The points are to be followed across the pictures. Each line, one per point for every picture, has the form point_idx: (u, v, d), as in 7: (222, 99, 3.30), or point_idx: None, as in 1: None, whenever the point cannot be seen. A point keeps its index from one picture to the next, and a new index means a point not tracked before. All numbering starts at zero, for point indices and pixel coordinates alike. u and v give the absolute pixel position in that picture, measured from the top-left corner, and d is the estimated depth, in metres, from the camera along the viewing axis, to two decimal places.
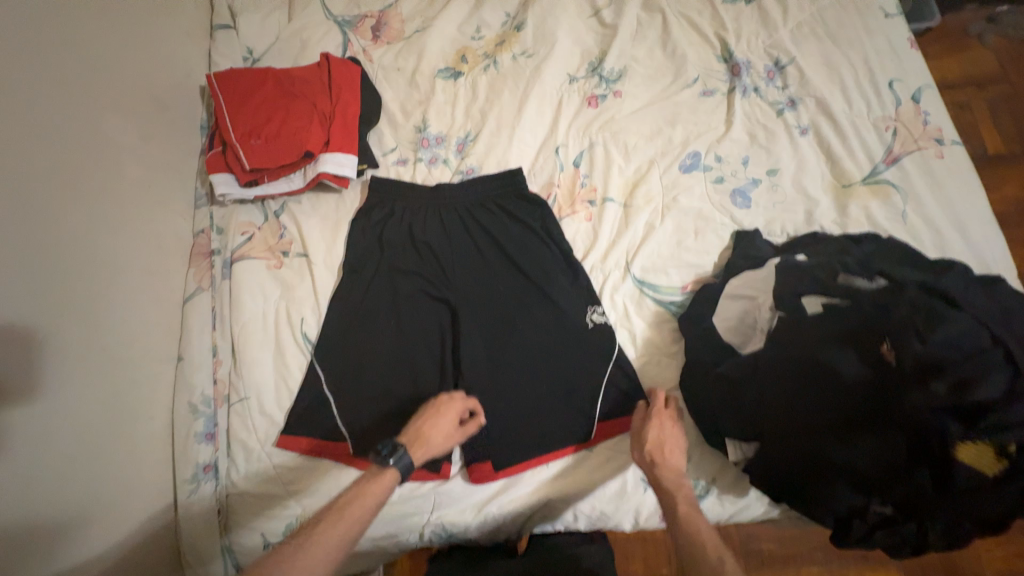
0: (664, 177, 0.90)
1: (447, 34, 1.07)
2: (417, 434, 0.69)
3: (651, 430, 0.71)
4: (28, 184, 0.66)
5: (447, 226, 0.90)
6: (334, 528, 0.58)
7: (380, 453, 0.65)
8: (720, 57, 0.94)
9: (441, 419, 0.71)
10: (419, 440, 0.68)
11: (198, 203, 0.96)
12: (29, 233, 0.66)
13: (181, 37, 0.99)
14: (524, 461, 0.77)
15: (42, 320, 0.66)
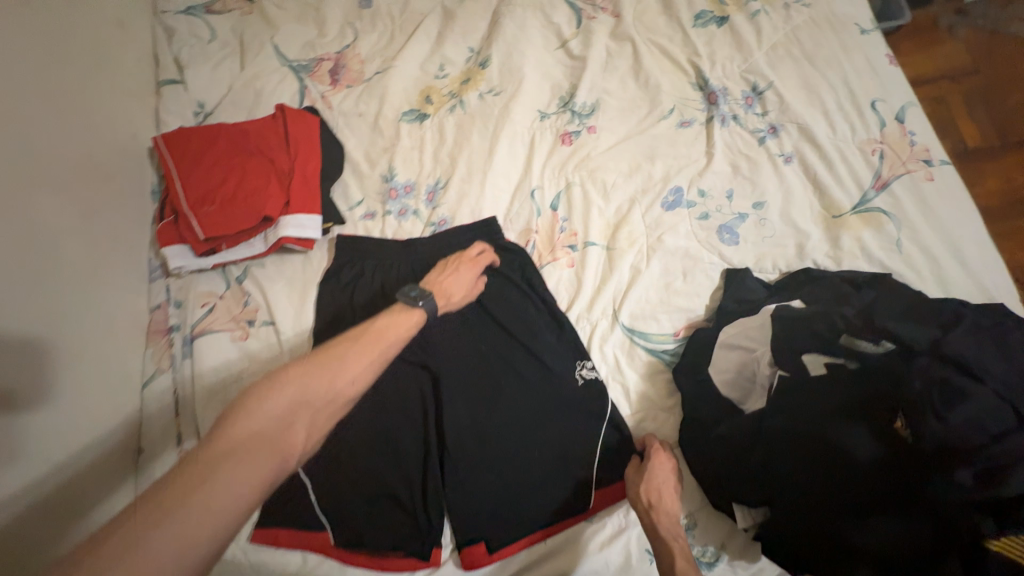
0: (646, 216, 0.85)
1: (409, 74, 1.02)
2: (440, 283, 0.75)
3: (646, 482, 0.67)
4: None
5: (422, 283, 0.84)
6: (374, 344, 0.61)
7: (410, 295, 0.70)
8: (695, 85, 0.90)
9: (460, 270, 0.77)
10: (442, 288, 0.74)
11: (153, 275, 0.90)
12: None
13: (123, 97, 0.93)
14: (519, 539, 0.72)
15: None
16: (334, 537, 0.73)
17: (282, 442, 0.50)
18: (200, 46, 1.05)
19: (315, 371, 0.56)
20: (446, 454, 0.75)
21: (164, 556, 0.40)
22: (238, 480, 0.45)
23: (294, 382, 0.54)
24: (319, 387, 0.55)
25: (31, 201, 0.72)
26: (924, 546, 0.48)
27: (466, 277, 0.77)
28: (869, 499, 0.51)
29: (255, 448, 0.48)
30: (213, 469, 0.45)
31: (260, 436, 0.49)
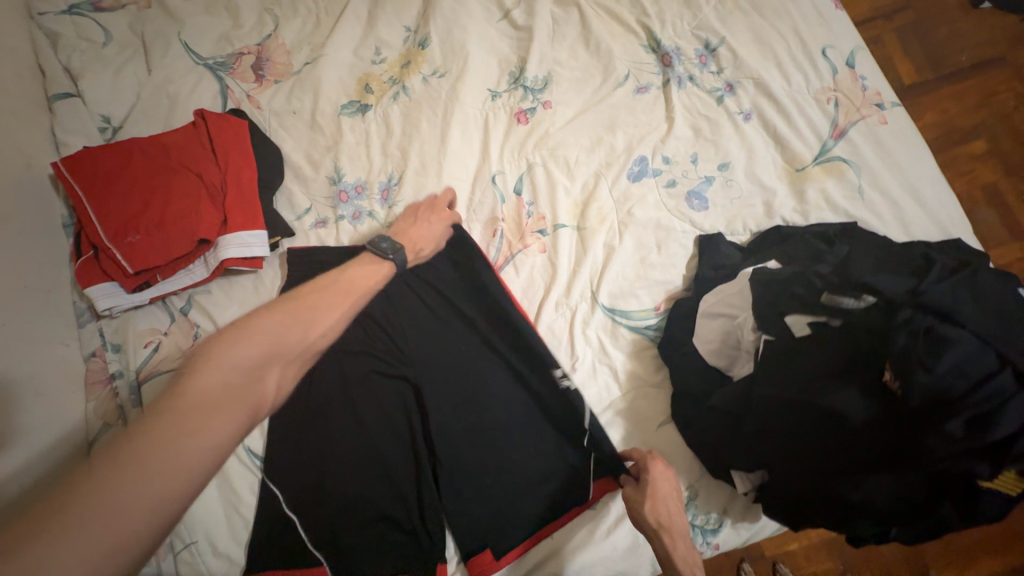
0: (614, 190, 0.83)
1: (342, 63, 0.93)
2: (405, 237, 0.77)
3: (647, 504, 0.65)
4: None
5: (389, 289, 0.79)
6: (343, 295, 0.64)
7: (382, 247, 0.72)
8: (648, 47, 0.86)
9: (425, 227, 0.78)
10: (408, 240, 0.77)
11: (82, 320, 0.80)
12: None
13: (9, 119, 0.80)
14: (528, 539, 0.71)
15: None
16: (332, 570, 0.69)
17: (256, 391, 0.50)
18: (94, 50, 0.92)
19: (284, 322, 0.56)
20: (439, 466, 0.72)
21: (158, 496, 0.41)
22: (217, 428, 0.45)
23: (263, 331, 0.53)
24: (289, 339, 0.55)
25: None
26: (916, 491, 0.51)
27: (436, 227, 0.78)
28: (867, 454, 0.52)
29: (231, 397, 0.48)
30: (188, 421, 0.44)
31: (234, 387, 0.48)
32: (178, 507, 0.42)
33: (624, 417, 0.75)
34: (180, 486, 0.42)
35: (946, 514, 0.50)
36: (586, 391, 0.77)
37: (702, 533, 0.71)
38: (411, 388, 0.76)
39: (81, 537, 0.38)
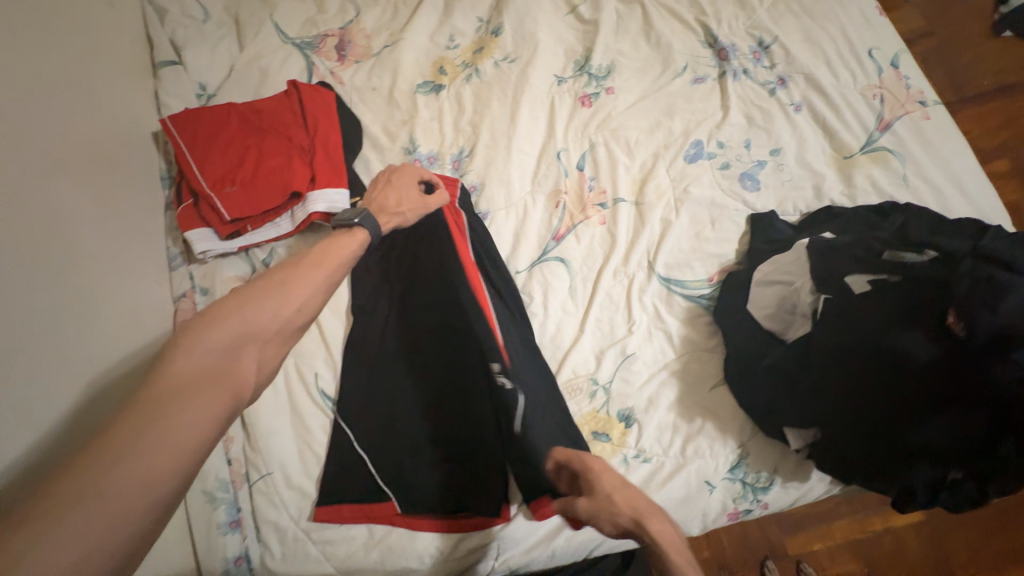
0: (671, 169, 0.88)
1: (419, 47, 1.01)
2: (377, 204, 0.78)
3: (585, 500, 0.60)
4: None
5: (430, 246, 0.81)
6: (315, 271, 0.64)
7: (346, 219, 0.73)
8: (705, 42, 0.94)
9: (397, 194, 0.80)
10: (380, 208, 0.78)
11: (174, 264, 0.87)
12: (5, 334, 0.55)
13: (122, 80, 0.88)
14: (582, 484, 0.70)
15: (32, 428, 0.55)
16: (402, 506, 0.73)
17: (234, 374, 0.51)
18: (195, 26, 1.01)
19: (254, 307, 0.56)
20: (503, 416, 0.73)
21: (147, 475, 0.40)
22: (199, 408, 0.45)
23: (231, 317, 0.54)
24: (258, 322, 0.56)
25: (48, 182, 0.67)
26: (978, 429, 0.56)
27: (406, 194, 0.80)
28: (921, 397, 0.58)
29: (208, 382, 0.48)
30: (169, 402, 0.44)
31: (211, 370, 0.49)
32: (171, 487, 0.42)
33: (678, 378, 0.80)
34: (172, 464, 0.42)
35: (1007, 451, 0.55)
36: (643, 353, 0.81)
37: (753, 490, 0.74)
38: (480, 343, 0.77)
39: (73, 521, 0.37)
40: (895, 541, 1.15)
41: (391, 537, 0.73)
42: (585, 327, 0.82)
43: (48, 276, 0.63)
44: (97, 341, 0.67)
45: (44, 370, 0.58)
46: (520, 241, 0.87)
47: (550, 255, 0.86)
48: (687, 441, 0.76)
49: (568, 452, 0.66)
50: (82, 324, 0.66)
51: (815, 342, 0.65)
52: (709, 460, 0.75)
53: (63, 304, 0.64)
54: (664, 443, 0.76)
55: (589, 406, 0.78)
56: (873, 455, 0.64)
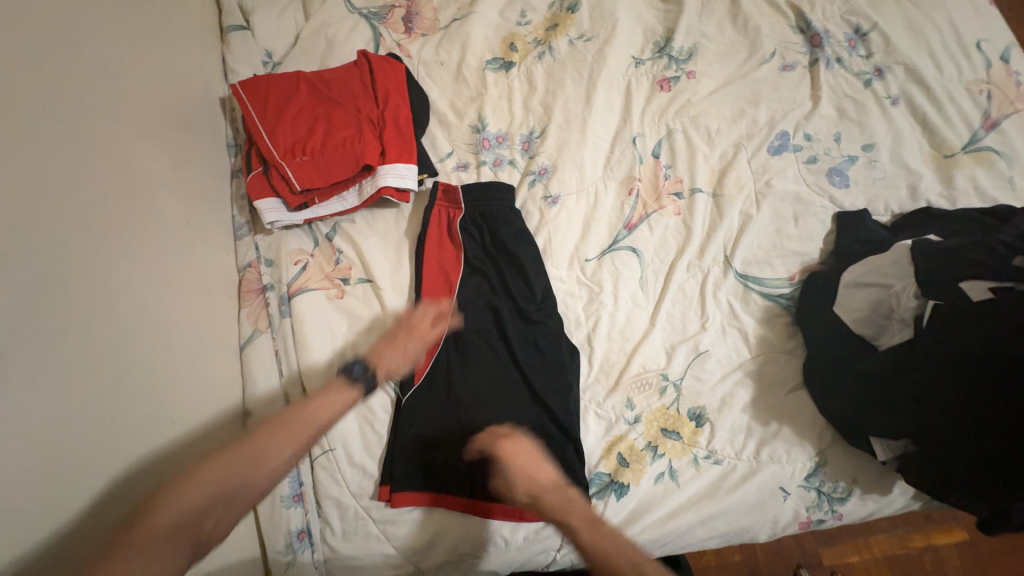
0: (753, 161, 0.84)
1: (490, 21, 0.96)
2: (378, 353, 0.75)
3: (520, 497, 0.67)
4: (68, 231, 0.55)
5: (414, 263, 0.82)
6: (291, 437, 0.68)
7: (353, 371, 0.73)
8: (796, 28, 0.88)
9: (406, 344, 0.75)
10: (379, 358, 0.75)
11: (239, 233, 0.85)
12: (82, 294, 0.55)
13: (193, 43, 0.87)
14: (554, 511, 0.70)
15: (104, 390, 0.56)
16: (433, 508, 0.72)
17: (203, 526, 0.58)
18: None
19: (235, 473, 0.63)
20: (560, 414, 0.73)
21: None
22: (169, 555, 0.54)
23: (224, 457, 0.63)
24: (252, 477, 0.64)
25: (123, 144, 0.67)
26: None
27: (410, 352, 0.75)
28: (1006, 401, 0.56)
29: (174, 537, 0.55)
30: (148, 548, 0.52)
31: (183, 523, 0.56)
32: None
33: (753, 379, 0.76)
34: None
35: None
36: (716, 350, 0.78)
37: (830, 500, 0.72)
38: (487, 336, 0.77)
39: None
40: (935, 559, 1.09)
41: (452, 521, 0.72)
42: (655, 322, 0.79)
43: (117, 242, 0.62)
44: (163, 308, 0.67)
45: (112, 338, 0.58)
46: (590, 228, 0.84)
47: (622, 244, 0.83)
48: (762, 445, 0.73)
49: (483, 445, 0.70)
50: (157, 289, 0.67)
51: (912, 342, 0.63)
52: (785, 466, 0.72)
53: (131, 270, 0.63)
54: (737, 444, 0.73)
55: (659, 402, 0.75)
56: (972, 470, 0.61)
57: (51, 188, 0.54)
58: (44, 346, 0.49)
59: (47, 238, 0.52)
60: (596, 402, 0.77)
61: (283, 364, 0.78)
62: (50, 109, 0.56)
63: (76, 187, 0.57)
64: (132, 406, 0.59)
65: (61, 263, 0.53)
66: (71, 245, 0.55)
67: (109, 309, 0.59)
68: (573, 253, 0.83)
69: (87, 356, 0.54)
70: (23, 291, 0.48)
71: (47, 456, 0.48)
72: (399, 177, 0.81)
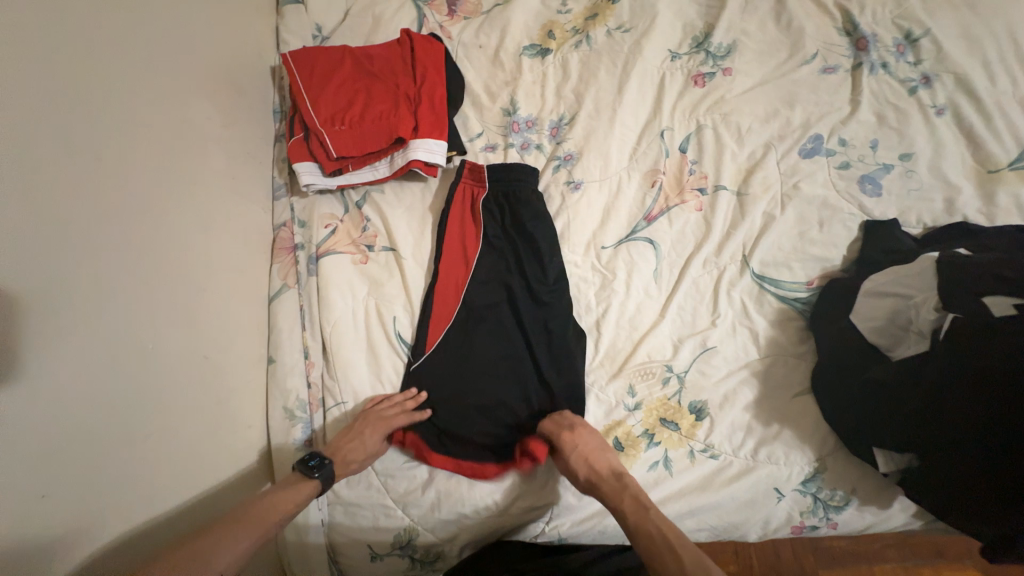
0: (782, 162, 0.83)
1: (531, 7, 0.98)
2: (338, 449, 0.71)
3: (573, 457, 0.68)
4: (124, 174, 0.61)
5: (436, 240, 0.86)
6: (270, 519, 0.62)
7: (306, 463, 0.68)
8: (842, 30, 0.86)
9: (365, 438, 0.72)
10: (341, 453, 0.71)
11: (277, 194, 0.91)
12: (132, 232, 0.62)
13: (252, 14, 0.93)
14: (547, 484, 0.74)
15: (145, 319, 0.62)
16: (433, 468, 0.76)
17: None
18: None
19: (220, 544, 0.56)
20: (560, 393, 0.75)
21: None
22: None
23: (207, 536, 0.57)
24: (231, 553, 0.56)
25: (181, 101, 0.73)
26: None
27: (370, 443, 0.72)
28: (1009, 419, 0.54)
29: None
30: None
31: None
32: None
33: (758, 379, 0.76)
34: None
35: None
36: (724, 348, 0.78)
37: (825, 508, 0.71)
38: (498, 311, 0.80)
39: None
40: None
41: (451, 483, 0.75)
42: (665, 314, 0.80)
43: (167, 188, 0.68)
44: (203, 255, 0.74)
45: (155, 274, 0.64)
46: (609, 216, 0.85)
47: (639, 235, 0.84)
48: (760, 444, 0.73)
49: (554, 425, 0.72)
50: (199, 236, 0.73)
51: (928, 357, 0.62)
52: (782, 468, 0.72)
53: (177, 216, 0.69)
54: (735, 442, 0.74)
55: (661, 392, 0.76)
56: (976, 491, 0.59)
57: (109, 132, 0.60)
58: (91, 270, 0.56)
59: (102, 176, 0.58)
60: (598, 385, 0.78)
61: (306, 319, 0.83)
62: (116, 62, 0.62)
63: (134, 134, 0.63)
64: (168, 336, 0.65)
65: (112, 199, 0.59)
66: (125, 185, 0.61)
67: (153, 248, 0.65)
68: (589, 240, 0.85)
69: (130, 286, 0.61)
70: (73, 219, 0.54)
71: (92, 366, 0.55)
72: (429, 153, 0.84)
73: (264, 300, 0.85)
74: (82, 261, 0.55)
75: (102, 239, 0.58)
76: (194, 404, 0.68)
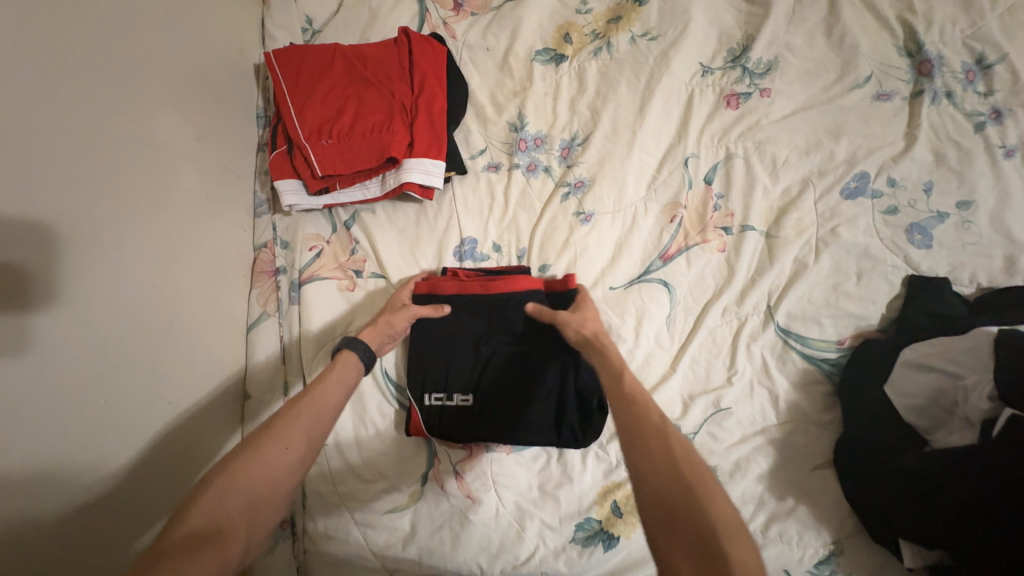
0: (820, 203, 0.74)
1: (547, 5, 0.87)
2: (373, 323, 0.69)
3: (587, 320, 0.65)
4: (73, 210, 0.54)
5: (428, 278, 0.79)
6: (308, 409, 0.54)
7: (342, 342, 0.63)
8: (903, 49, 0.75)
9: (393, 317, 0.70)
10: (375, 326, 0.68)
11: (259, 211, 0.84)
12: (82, 275, 0.55)
13: (233, 6, 0.83)
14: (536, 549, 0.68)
15: (97, 371, 0.56)
16: (414, 522, 0.71)
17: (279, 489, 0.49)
18: None
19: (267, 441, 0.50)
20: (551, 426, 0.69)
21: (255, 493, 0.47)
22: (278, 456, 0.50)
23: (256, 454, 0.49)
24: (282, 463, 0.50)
25: (148, 116, 0.65)
26: None
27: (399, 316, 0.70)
28: None
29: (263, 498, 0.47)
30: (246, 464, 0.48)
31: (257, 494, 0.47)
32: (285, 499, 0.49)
33: (775, 447, 0.69)
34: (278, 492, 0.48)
35: None
36: (739, 410, 0.71)
37: None
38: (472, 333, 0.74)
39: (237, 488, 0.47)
40: None
41: (433, 540, 0.70)
42: (676, 367, 0.73)
43: (129, 215, 0.61)
44: (172, 287, 0.67)
45: (112, 319, 0.58)
46: (621, 253, 0.76)
47: (653, 275, 0.76)
48: (772, 521, 0.67)
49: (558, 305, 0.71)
50: (168, 266, 0.66)
51: (975, 450, 0.54)
52: (793, 548, 0.66)
53: (141, 244, 0.62)
54: (744, 515, 0.67)
55: None
56: None
57: (52, 158, 0.52)
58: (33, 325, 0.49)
59: (46, 209, 0.51)
60: (598, 442, 0.72)
61: (286, 351, 0.77)
62: (62, 74, 0.54)
63: (85, 157, 0.56)
64: (128, 383, 0.59)
65: (58, 236, 0.52)
66: (74, 219, 0.54)
67: (111, 286, 0.58)
68: (597, 279, 0.77)
69: (82, 334, 0.54)
70: (16, 266, 0.48)
71: (32, 431, 0.49)
72: (425, 174, 0.76)
73: (242, 329, 0.79)
74: (24, 312, 0.48)
75: (49, 283, 0.51)
76: (157, 453, 0.63)
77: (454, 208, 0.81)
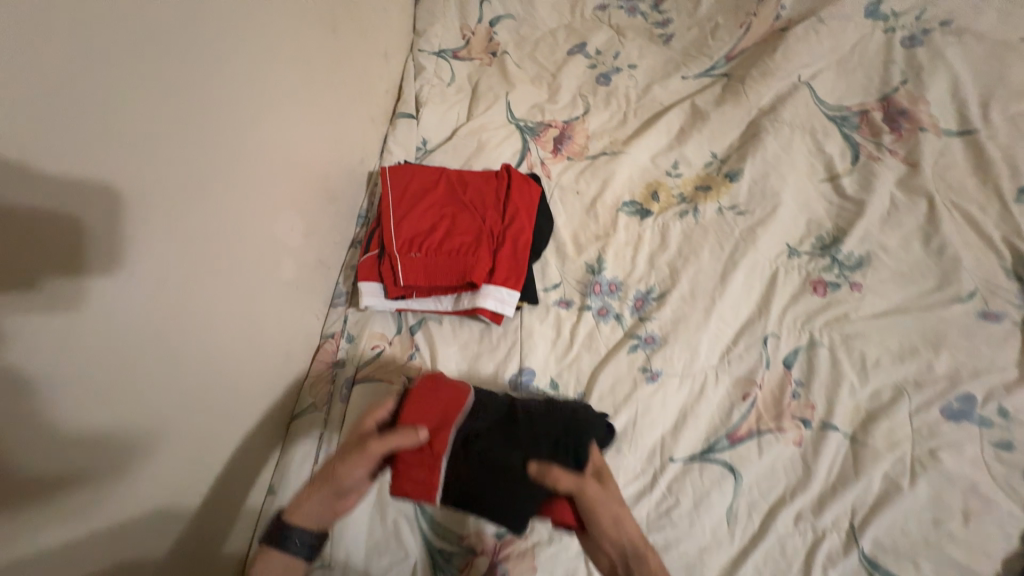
0: (916, 416, 0.67)
1: (639, 164, 0.94)
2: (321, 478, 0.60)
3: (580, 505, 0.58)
4: (194, 289, 0.59)
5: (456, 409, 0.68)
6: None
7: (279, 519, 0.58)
8: (1011, 270, 0.72)
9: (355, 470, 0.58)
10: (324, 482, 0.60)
11: (335, 301, 0.90)
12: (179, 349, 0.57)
13: (364, 126, 0.97)
14: None
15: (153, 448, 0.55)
16: None
17: None
18: (440, 87, 1.07)
19: None
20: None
21: None
22: None
23: None
24: None
25: (274, 215, 0.73)
26: None
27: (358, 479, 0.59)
28: None
29: None
30: None
31: None
32: None
33: None
34: None
35: None
36: None
37: None
38: None
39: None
40: None
41: None
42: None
43: (229, 298, 0.65)
44: (241, 369, 0.68)
45: (185, 394, 0.59)
46: (685, 422, 0.72)
47: (718, 455, 0.69)
48: None
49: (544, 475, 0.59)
50: (245, 349, 0.69)
51: None
52: None
53: (227, 327, 0.65)
54: None
55: None
56: None
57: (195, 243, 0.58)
58: (126, 390, 0.50)
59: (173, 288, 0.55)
60: None
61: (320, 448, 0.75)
62: (226, 177, 0.63)
63: (217, 246, 0.62)
64: (170, 468, 0.58)
65: (171, 312, 0.55)
66: (187, 298, 0.58)
67: (195, 363, 0.60)
68: (656, 445, 0.71)
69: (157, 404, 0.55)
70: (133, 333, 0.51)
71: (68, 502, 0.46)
72: (498, 302, 0.78)
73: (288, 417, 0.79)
74: (120, 379, 0.50)
75: (150, 354, 0.53)
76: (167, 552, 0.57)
77: (519, 334, 0.82)
